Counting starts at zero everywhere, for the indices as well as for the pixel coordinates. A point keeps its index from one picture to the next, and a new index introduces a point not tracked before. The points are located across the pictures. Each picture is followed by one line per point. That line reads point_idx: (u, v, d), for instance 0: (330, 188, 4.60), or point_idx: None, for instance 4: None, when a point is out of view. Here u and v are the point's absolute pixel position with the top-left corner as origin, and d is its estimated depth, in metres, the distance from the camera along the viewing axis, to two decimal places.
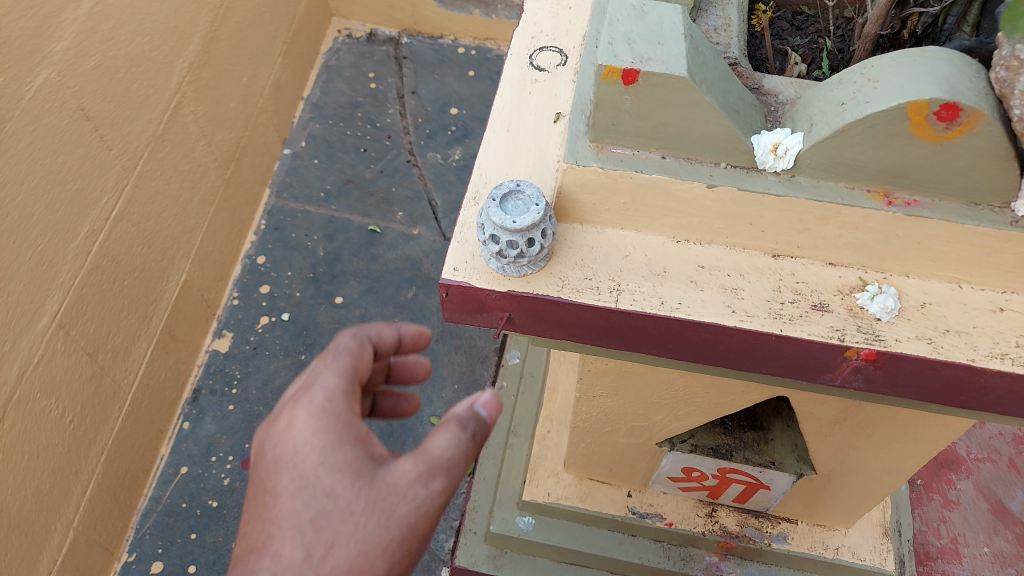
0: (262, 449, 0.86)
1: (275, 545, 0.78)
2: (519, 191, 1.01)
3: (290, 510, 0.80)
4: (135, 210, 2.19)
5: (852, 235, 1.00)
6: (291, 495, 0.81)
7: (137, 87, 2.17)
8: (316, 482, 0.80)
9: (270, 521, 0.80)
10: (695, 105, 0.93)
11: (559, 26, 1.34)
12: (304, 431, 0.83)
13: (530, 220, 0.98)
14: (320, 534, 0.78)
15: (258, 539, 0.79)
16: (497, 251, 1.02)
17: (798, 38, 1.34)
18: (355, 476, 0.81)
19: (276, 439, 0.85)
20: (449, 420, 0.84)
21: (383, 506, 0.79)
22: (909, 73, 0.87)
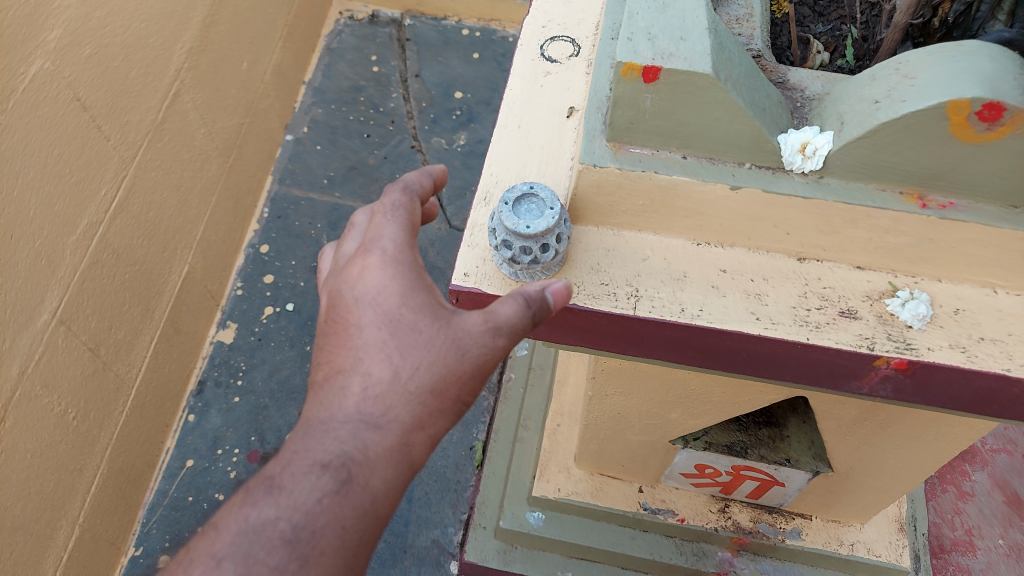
0: (338, 289, 0.97)
1: (364, 366, 0.92)
2: (533, 194, 0.97)
3: (372, 340, 0.92)
4: (134, 201, 2.14)
5: (882, 239, 0.95)
6: (372, 328, 0.93)
7: (133, 75, 2.12)
8: (395, 321, 0.92)
9: (355, 346, 0.93)
10: (719, 104, 0.88)
11: (572, 15, 1.28)
12: (380, 275, 0.94)
13: (545, 226, 0.93)
14: (401, 362, 0.91)
15: (345, 362, 0.93)
16: (510, 257, 0.98)
17: (821, 25, 1.28)
18: (431, 320, 0.92)
19: (353, 281, 0.95)
20: (519, 294, 0.89)
21: (454, 347, 0.91)
22: (948, 70, 0.82)
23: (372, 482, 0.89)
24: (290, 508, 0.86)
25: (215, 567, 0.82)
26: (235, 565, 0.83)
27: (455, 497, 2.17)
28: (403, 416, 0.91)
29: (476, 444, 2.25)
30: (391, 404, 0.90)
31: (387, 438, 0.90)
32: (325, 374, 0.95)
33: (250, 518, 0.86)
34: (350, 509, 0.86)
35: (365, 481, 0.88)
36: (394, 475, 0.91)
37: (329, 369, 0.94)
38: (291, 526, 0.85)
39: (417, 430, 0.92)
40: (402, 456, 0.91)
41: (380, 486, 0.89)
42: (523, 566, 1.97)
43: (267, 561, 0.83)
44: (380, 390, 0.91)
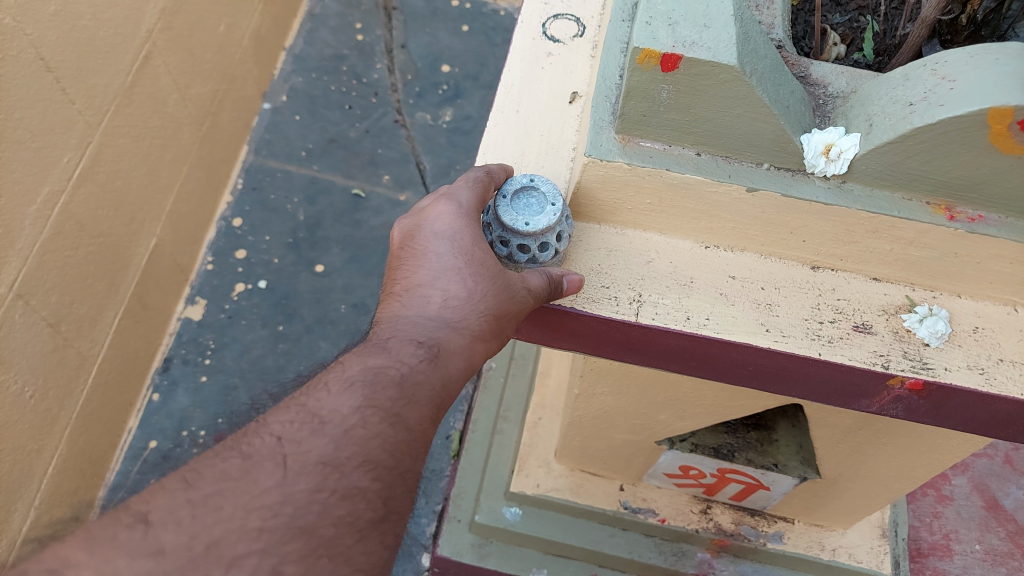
0: (416, 222, 0.94)
1: (440, 285, 0.89)
2: (534, 187, 0.91)
3: (445, 268, 0.89)
4: (100, 170, 2.02)
5: (903, 251, 0.89)
6: (447, 257, 0.89)
7: (101, 35, 1.99)
8: (469, 256, 0.88)
9: (430, 270, 0.90)
10: (742, 99, 0.81)
11: None
12: (459, 210, 0.90)
13: (544, 224, 0.88)
14: (475, 287, 0.87)
15: (421, 279, 0.90)
16: (505, 256, 0.92)
17: (838, 15, 1.21)
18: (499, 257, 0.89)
19: (432, 215, 0.92)
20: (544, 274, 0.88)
21: (513, 292, 0.87)
22: (991, 73, 0.76)
23: (454, 363, 0.87)
24: (397, 360, 0.85)
25: (348, 386, 0.83)
26: (362, 388, 0.82)
27: (430, 487, 2.11)
28: (476, 327, 0.88)
29: (453, 433, 2.18)
30: (466, 314, 0.87)
31: (462, 338, 0.87)
32: (400, 287, 0.92)
33: (367, 362, 0.85)
34: (441, 379, 0.85)
35: (449, 363, 0.86)
36: (466, 369, 0.88)
37: (403, 286, 0.92)
38: (400, 374, 0.84)
39: (483, 341, 0.89)
40: (469, 356, 0.89)
41: (462, 369, 0.88)
42: (498, 561, 1.91)
43: (384, 395, 0.82)
44: (457, 304, 0.88)
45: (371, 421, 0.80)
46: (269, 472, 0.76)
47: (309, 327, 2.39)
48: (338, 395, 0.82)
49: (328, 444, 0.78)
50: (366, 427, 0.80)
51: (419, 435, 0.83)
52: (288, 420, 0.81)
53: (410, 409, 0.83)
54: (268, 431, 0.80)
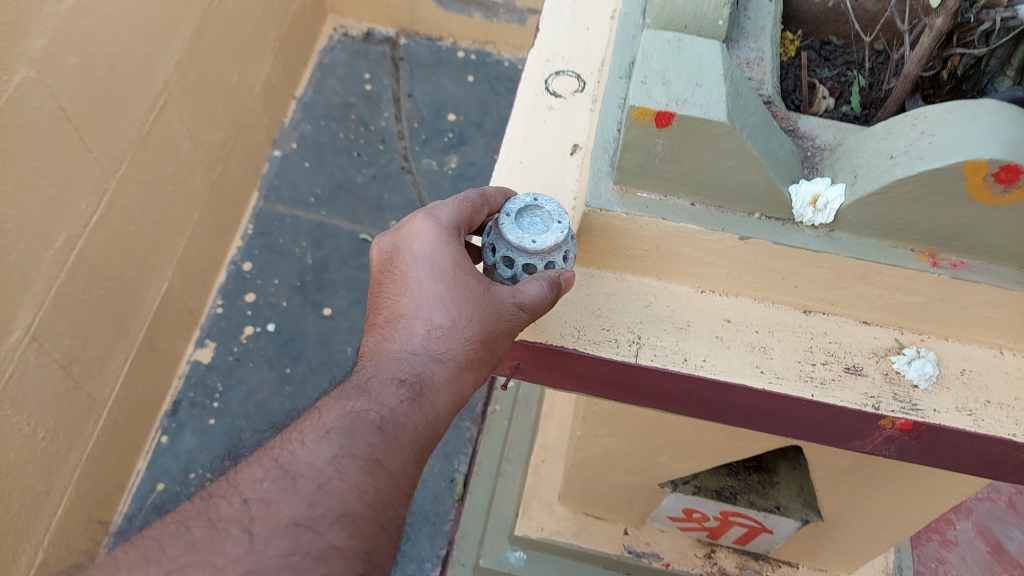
0: (396, 251, 0.97)
1: (423, 314, 0.91)
2: (537, 206, 0.93)
3: (427, 295, 0.92)
4: (114, 214, 2.07)
5: (892, 296, 0.93)
6: (429, 283, 0.92)
7: (118, 86, 2.06)
8: (452, 279, 0.92)
9: (413, 298, 0.93)
10: (733, 152, 0.85)
11: (575, 49, 1.25)
12: (439, 234, 0.94)
13: (552, 242, 0.90)
14: (458, 314, 0.90)
15: (404, 309, 0.93)
16: (509, 275, 0.94)
17: (827, 70, 1.27)
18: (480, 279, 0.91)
19: (410, 241, 0.96)
20: (541, 278, 0.89)
21: (501, 313, 0.89)
22: (967, 128, 0.80)
23: (439, 403, 0.87)
24: (377, 403, 0.84)
25: (324, 436, 0.81)
26: (339, 437, 0.80)
27: (433, 531, 2.07)
28: (462, 356, 0.89)
29: (457, 476, 2.17)
30: (453, 344, 0.89)
31: (449, 371, 0.89)
32: (384, 318, 0.94)
33: (346, 406, 0.83)
34: (424, 420, 0.85)
35: (434, 402, 0.86)
36: (455, 404, 0.89)
37: (386, 317, 0.94)
38: (380, 419, 0.83)
39: (471, 370, 0.90)
40: (459, 388, 0.90)
41: (445, 410, 0.88)
42: None
43: (363, 441, 0.81)
44: (442, 333, 0.90)
45: (348, 471, 0.78)
46: (236, 540, 0.73)
47: (315, 369, 2.42)
48: (313, 446, 0.80)
49: (301, 503, 0.76)
50: (342, 479, 0.78)
51: (402, 481, 0.81)
52: (258, 480, 0.78)
53: (390, 455, 0.81)
54: (237, 495, 0.77)
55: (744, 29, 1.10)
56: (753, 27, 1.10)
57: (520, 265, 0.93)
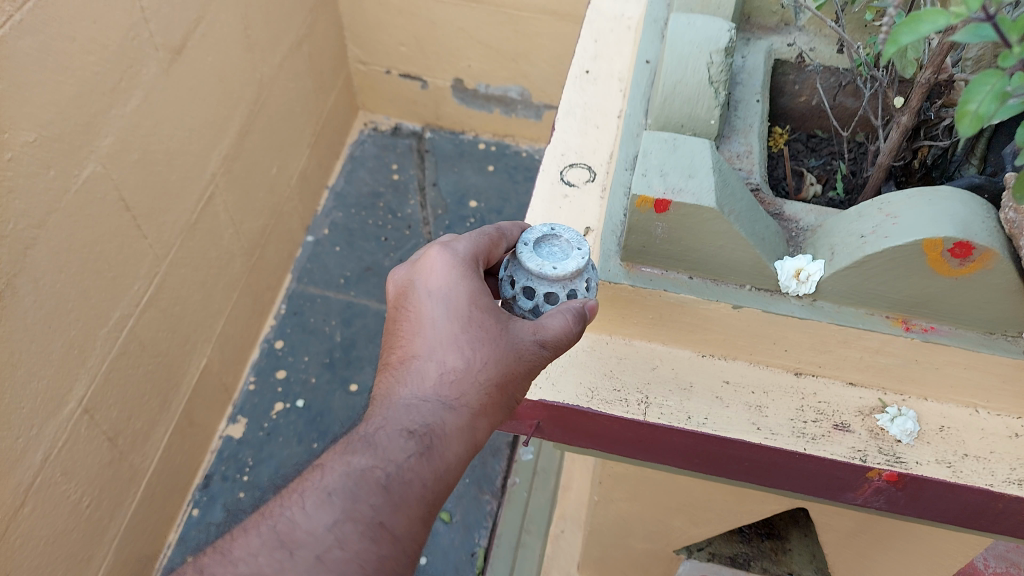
0: (409, 289, 1.00)
1: (437, 357, 0.93)
2: (553, 239, 1.00)
3: (442, 336, 0.94)
4: (163, 296, 2.23)
5: (872, 358, 1.04)
6: (443, 323, 0.95)
7: (173, 179, 2.21)
8: (466, 318, 0.94)
9: (427, 340, 0.95)
10: (723, 234, 0.99)
11: (587, 144, 1.41)
12: (453, 271, 0.98)
13: (574, 266, 0.96)
14: (471, 356, 0.93)
15: (418, 350, 0.95)
16: (531, 305, 1.00)
17: (813, 159, 1.42)
18: (495, 319, 0.95)
19: (425, 278, 0.98)
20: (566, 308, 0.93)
21: (520, 353, 0.93)
22: (925, 211, 0.93)
23: (450, 452, 0.87)
24: (383, 459, 0.84)
25: (324, 499, 0.81)
26: (341, 501, 0.80)
27: None
28: (475, 402, 0.91)
29: (478, 550, 2.17)
30: (465, 389, 0.92)
31: (462, 418, 0.90)
32: (396, 359, 0.96)
33: (351, 463, 0.83)
34: (433, 472, 0.85)
35: (445, 452, 0.87)
36: (466, 451, 0.90)
37: (399, 357, 0.96)
38: (386, 477, 0.83)
39: (485, 416, 0.93)
40: (472, 435, 0.91)
41: (456, 460, 0.88)
42: None
43: (366, 504, 0.80)
44: (455, 377, 0.92)
45: (349, 540, 0.78)
46: None
47: None
48: (314, 511, 0.80)
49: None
50: (342, 547, 0.78)
51: (407, 543, 0.81)
52: (253, 546, 0.79)
53: (396, 516, 0.81)
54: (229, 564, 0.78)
55: (735, 127, 1.25)
56: (743, 125, 1.25)
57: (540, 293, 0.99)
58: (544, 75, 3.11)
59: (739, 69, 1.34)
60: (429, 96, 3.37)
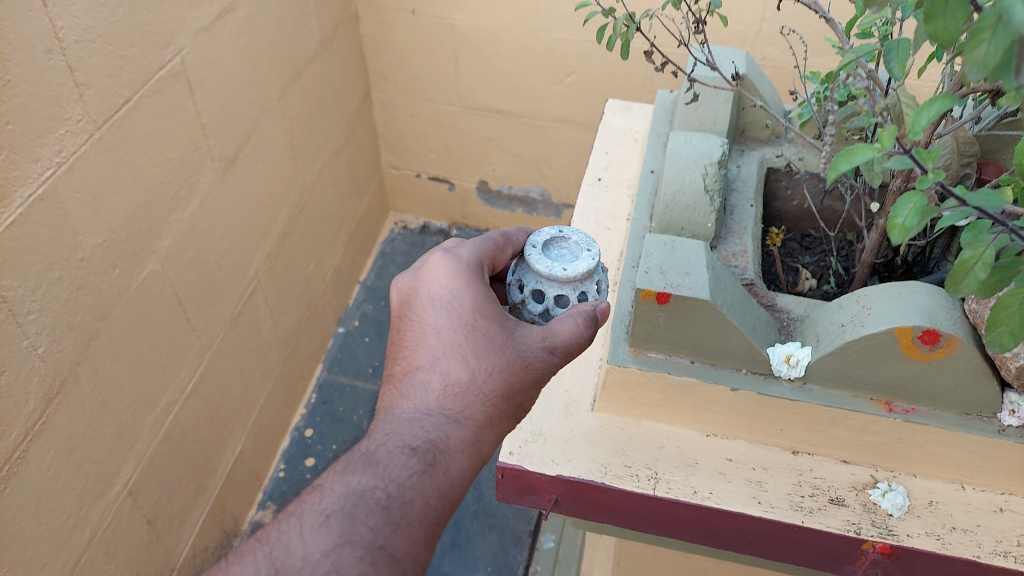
0: (411, 298, 1.09)
1: (440, 367, 1.02)
2: (560, 245, 1.14)
3: (445, 346, 1.03)
4: (206, 385, 2.37)
5: (860, 437, 1.14)
6: (447, 332, 1.04)
7: (221, 275, 2.39)
8: (469, 327, 1.04)
9: (430, 350, 1.04)
10: (718, 323, 1.11)
11: (599, 243, 1.56)
12: (455, 280, 1.07)
13: (584, 268, 1.10)
14: (474, 365, 1.02)
15: (422, 360, 1.04)
16: (542, 308, 1.13)
17: (807, 256, 1.56)
18: (497, 327, 1.05)
19: (428, 287, 1.08)
20: (576, 313, 1.06)
21: (526, 358, 1.04)
22: (896, 303, 1.05)
23: (452, 468, 0.96)
24: (384, 479, 0.92)
25: (323, 521, 0.87)
26: (339, 524, 0.87)
27: None
28: (477, 413, 1.01)
29: None
30: (467, 398, 1.01)
31: (466, 431, 0.99)
32: (400, 368, 1.05)
33: (351, 484, 0.91)
34: (435, 490, 0.93)
35: (449, 468, 0.95)
36: (469, 465, 0.99)
37: (403, 367, 1.04)
38: (386, 497, 0.90)
39: (488, 427, 1.02)
40: (476, 449, 1.01)
41: (458, 474, 0.96)
42: None
43: (365, 526, 0.87)
44: (459, 387, 1.02)
45: (347, 562, 0.84)
46: None
47: None
48: (311, 536, 0.86)
49: None
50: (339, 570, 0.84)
51: (406, 564, 0.87)
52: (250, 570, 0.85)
53: (394, 538, 0.88)
54: None
55: (731, 228, 1.41)
56: (738, 226, 1.40)
57: (552, 294, 1.12)
58: (565, 178, 3.32)
59: (734, 178, 1.51)
60: (456, 197, 3.60)
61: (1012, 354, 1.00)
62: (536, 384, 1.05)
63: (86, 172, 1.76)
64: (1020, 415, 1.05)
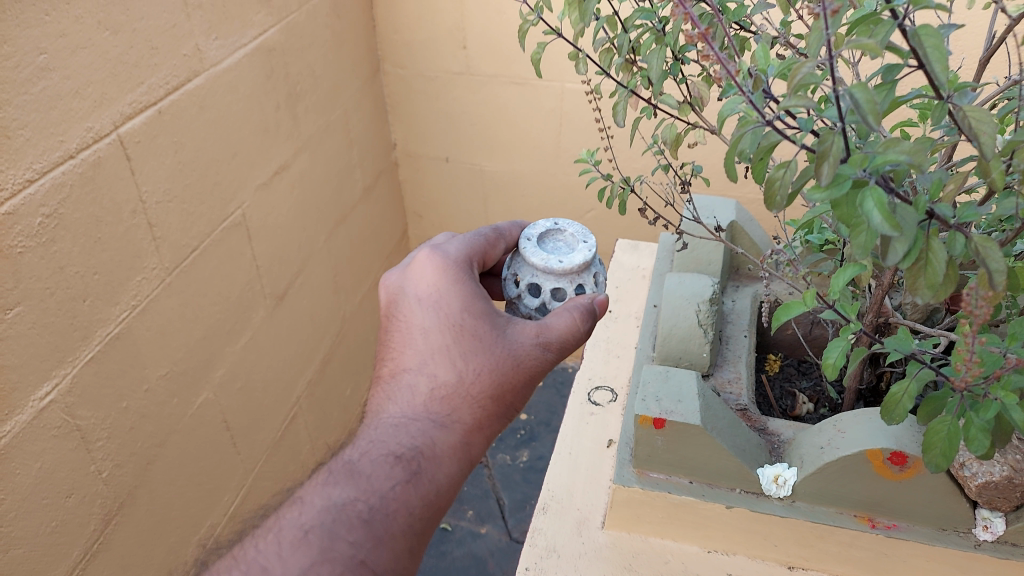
0: (401, 298, 1.19)
1: (428, 370, 1.12)
2: (556, 241, 1.27)
3: (433, 348, 1.13)
4: (245, 507, 2.51)
5: (847, 551, 1.26)
6: (434, 334, 1.14)
7: (267, 402, 2.58)
8: (455, 329, 1.13)
9: (419, 353, 1.14)
10: (708, 445, 1.24)
11: (609, 371, 1.73)
12: (441, 280, 1.17)
13: (577, 260, 1.22)
14: (460, 366, 1.12)
15: (411, 363, 1.14)
16: (540, 303, 1.25)
17: (804, 381, 1.68)
18: (483, 326, 1.14)
19: (415, 289, 1.18)
20: (570, 309, 1.15)
21: (514, 355, 1.13)
22: (867, 427, 1.18)
23: (437, 476, 1.05)
24: (367, 492, 1.00)
25: (303, 538, 0.95)
26: (319, 541, 0.94)
27: None
28: (463, 413, 1.11)
29: None
30: (453, 397, 1.11)
31: (452, 432, 1.09)
32: (391, 370, 1.16)
33: (332, 499, 0.99)
34: (418, 498, 1.01)
35: (434, 475, 1.04)
36: (455, 468, 1.08)
37: (392, 369, 1.15)
38: (368, 510, 0.98)
39: (475, 428, 1.11)
40: (464, 450, 1.10)
41: (444, 480, 1.05)
42: None
43: (345, 540, 0.94)
44: (446, 388, 1.11)
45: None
46: None
47: None
48: (292, 553, 0.93)
49: None
50: None
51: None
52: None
53: (375, 553, 0.94)
54: None
55: (726, 357, 1.56)
56: (732, 355, 1.56)
57: (549, 288, 1.24)
58: None
59: (729, 310, 1.68)
60: None
61: (970, 473, 1.10)
62: (525, 379, 1.14)
63: (157, 314, 2.00)
64: (992, 530, 1.16)
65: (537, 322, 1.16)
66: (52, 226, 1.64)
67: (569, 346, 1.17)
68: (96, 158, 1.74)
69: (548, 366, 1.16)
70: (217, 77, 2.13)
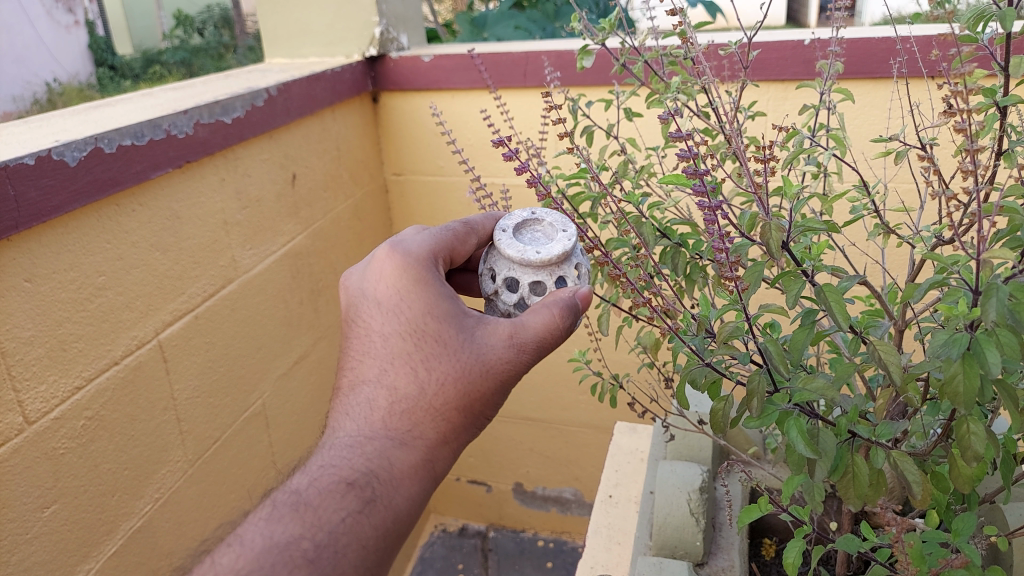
0: (359, 300, 1.14)
1: (387, 382, 1.05)
2: (536, 229, 1.25)
3: (393, 357, 1.07)
4: None
5: None
6: (395, 342, 1.08)
7: None
8: (414, 336, 1.07)
9: (378, 363, 1.07)
10: None
11: (611, 558, 1.79)
12: (401, 280, 1.11)
13: (558, 249, 1.19)
14: (420, 374, 1.05)
15: (369, 374, 1.07)
16: (518, 298, 1.22)
17: None
18: (448, 331, 1.07)
19: (374, 290, 1.12)
20: (549, 306, 1.08)
21: (481, 359, 1.06)
22: None
23: (395, 500, 0.96)
24: (311, 529, 0.90)
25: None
26: None
27: None
28: (424, 425, 1.03)
29: None
30: (413, 408, 1.03)
31: (413, 449, 1.01)
32: (349, 381, 1.09)
33: (276, 537, 0.89)
34: (371, 526, 0.93)
35: (389, 501, 0.96)
36: (419, 485, 0.99)
37: (351, 381, 1.08)
38: (312, 549, 0.88)
39: (442, 444, 1.03)
40: (429, 467, 1.01)
41: (403, 503, 0.97)
42: None
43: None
44: (406, 403, 1.03)
45: None
46: None
47: None
48: None
49: None
50: None
51: None
52: None
53: None
54: None
55: (720, 544, 1.64)
56: (726, 542, 1.64)
57: (528, 281, 1.20)
58: None
59: (721, 497, 1.76)
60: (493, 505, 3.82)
61: None
62: (495, 384, 1.06)
63: (177, 504, 2.09)
64: None
65: (510, 322, 1.09)
66: (92, 427, 1.79)
67: (547, 346, 1.09)
68: (137, 363, 1.92)
69: (523, 368, 1.09)
70: (248, 281, 2.37)
